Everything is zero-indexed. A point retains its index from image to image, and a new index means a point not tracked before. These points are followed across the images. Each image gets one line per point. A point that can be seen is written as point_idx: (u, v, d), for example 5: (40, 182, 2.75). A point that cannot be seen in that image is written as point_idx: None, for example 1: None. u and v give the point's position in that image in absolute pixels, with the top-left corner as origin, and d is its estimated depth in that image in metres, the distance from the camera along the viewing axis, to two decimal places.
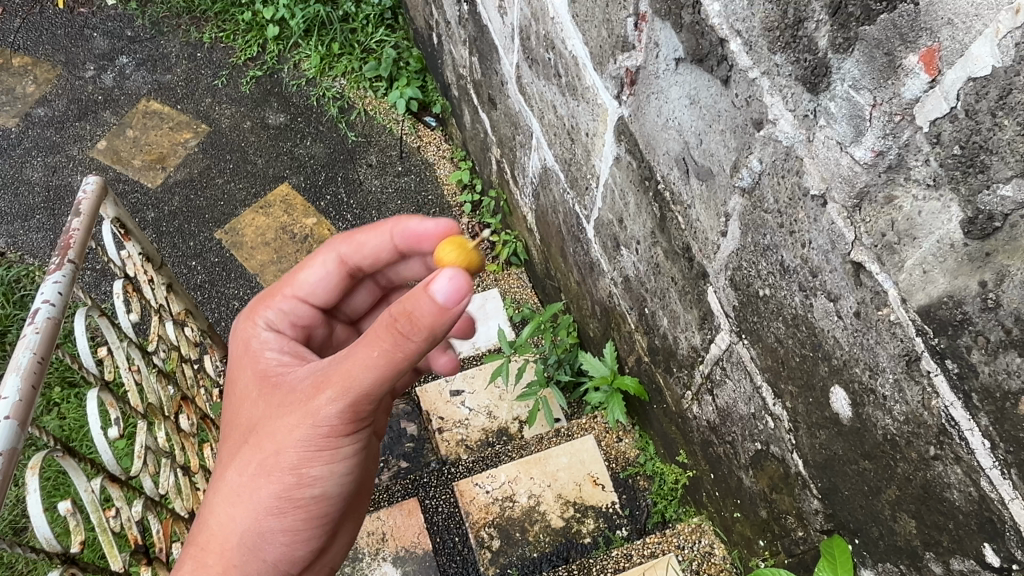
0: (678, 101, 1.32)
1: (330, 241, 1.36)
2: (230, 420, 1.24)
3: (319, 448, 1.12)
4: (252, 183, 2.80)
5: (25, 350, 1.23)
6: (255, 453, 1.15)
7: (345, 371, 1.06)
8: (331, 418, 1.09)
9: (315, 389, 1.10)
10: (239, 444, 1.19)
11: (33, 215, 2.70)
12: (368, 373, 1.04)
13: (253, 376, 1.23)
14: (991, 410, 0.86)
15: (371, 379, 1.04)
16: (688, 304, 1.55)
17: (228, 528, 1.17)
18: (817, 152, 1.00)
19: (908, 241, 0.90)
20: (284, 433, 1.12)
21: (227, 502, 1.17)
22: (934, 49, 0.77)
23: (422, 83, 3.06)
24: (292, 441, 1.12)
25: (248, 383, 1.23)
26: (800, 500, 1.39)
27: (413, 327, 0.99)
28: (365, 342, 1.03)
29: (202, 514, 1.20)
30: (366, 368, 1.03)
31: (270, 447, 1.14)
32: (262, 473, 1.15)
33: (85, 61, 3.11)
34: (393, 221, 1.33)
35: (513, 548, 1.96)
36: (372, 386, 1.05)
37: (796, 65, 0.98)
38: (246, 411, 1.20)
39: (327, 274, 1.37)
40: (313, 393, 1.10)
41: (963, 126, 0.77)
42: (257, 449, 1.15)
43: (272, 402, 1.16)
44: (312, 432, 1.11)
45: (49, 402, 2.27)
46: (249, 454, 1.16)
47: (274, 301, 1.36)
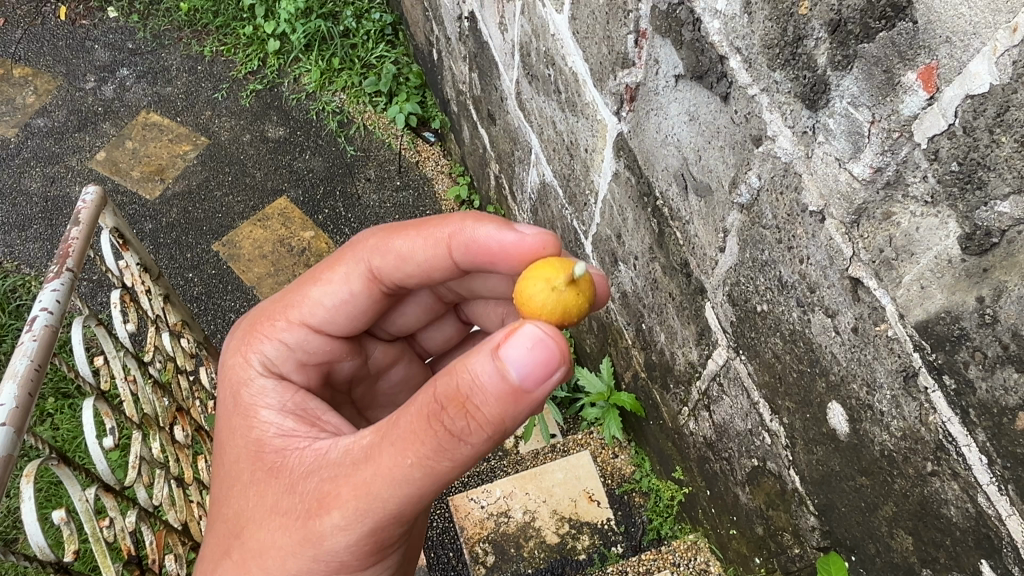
0: (677, 118, 1.33)
1: (361, 246, 1.25)
2: (219, 506, 1.08)
3: (328, 572, 0.98)
4: (250, 196, 2.80)
5: (22, 357, 1.23)
6: (244, 564, 1.01)
7: (364, 485, 0.92)
8: (346, 535, 0.95)
9: (322, 501, 0.95)
10: (228, 551, 1.03)
11: (30, 225, 2.70)
12: (401, 487, 0.91)
13: (248, 447, 1.09)
14: (988, 425, 0.86)
15: (402, 493, 0.92)
16: (686, 320, 1.55)
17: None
18: (816, 168, 1.00)
19: (905, 257, 0.91)
20: (281, 550, 0.98)
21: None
22: (932, 66, 0.78)
23: (422, 99, 3.07)
24: (294, 561, 0.97)
25: (244, 463, 1.07)
26: (796, 517, 1.38)
27: (470, 427, 0.88)
28: (389, 449, 0.91)
29: None
30: (393, 480, 0.91)
31: (262, 564, 0.99)
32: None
33: (86, 73, 3.12)
34: (456, 221, 1.22)
35: (508, 564, 1.95)
36: (399, 502, 0.92)
37: (795, 82, 0.99)
38: (241, 504, 1.04)
39: (353, 293, 1.25)
40: (321, 504, 0.95)
41: (960, 143, 0.78)
42: (245, 559, 1.01)
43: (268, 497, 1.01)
44: (319, 556, 0.96)
45: (42, 413, 2.25)
46: (238, 565, 1.01)
47: (280, 326, 1.22)
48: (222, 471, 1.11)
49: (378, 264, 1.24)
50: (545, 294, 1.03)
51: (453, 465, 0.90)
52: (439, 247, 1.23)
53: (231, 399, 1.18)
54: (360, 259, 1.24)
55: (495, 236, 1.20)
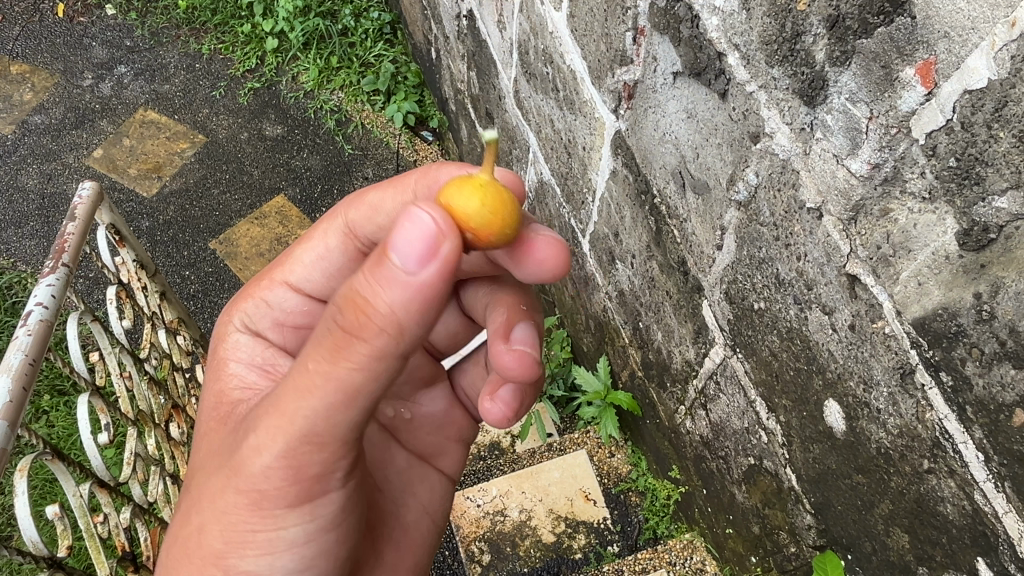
0: (675, 115, 1.33)
1: (341, 202, 1.17)
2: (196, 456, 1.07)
3: (262, 506, 0.89)
4: (248, 194, 2.80)
5: (16, 351, 1.22)
6: (187, 506, 0.95)
7: (279, 405, 0.84)
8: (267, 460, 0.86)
9: (250, 428, 0.88)
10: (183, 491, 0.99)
11: (26, 222, 2.69)
12: (308, 401, 0.81)
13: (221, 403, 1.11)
14: (985, 422, 0.86)
15: (311, 409, 0.81)
16: (683, 318, 1.55)
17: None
18: (814, 165, 1.00)
19: (902, 254, 0.91)
20: (214, 486, 0.91)
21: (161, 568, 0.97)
22: (930, 61, 0.78)
23: (420, 98, 3.07)
24: (225, 498, 0.90)
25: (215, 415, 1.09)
26: (792, 515, 1.38)
27: (364, 326, 0.75)
28: (298, 365, 0.82)
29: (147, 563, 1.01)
30: (300, 396, 0.82)
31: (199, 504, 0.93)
32: (196, 536, 0.92)
33: (83, 70, 3.11)
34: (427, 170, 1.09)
35: (504, 563, 1.94)
36: (310, 422, 0.82)
37: (793, 78, 0.99)
38: (208, 452, 1.02)
39: (330, 250, 1.19)
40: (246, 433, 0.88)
41: (958, 138, 0.78)
42: (189, 501, 0.95)
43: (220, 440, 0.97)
44: (246, 488, 0.88)
45: (37, 410, 2.25)
46: (187, 509, 0.96)
47: (263, 286, 1.22)
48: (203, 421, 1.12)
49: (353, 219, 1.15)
50: (468, 205, 0.81)
51: (359, 372, 0.78)
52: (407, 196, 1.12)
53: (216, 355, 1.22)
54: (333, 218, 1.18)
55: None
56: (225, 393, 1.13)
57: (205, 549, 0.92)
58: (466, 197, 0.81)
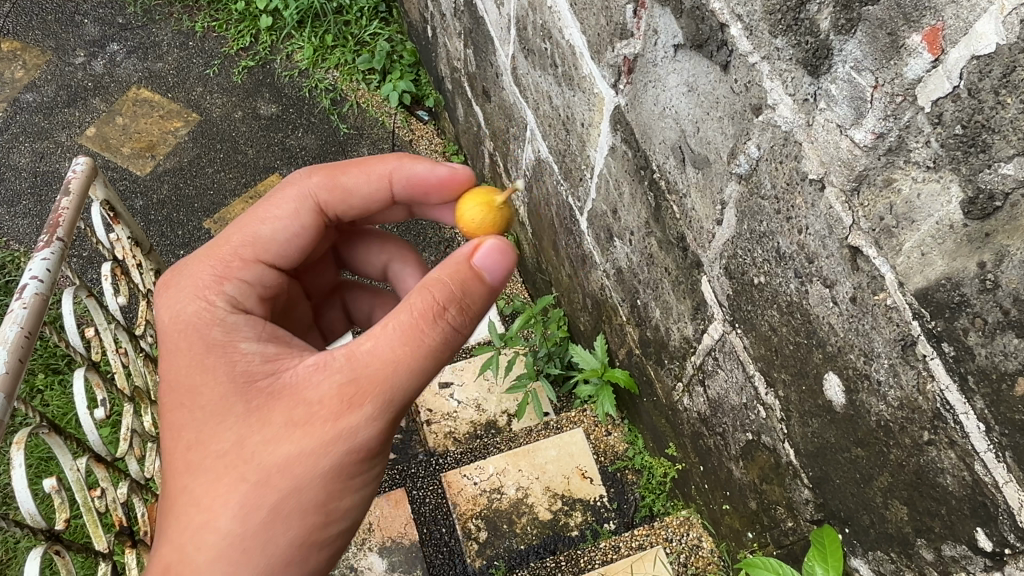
0: (676, 89, 1.32)
1: (306, 182, 1.26)
2: (196, 441, 0.98)
3: (343, 474, 0.99)
4: (242, 173, 2.78)
5: (12, 324, 1.21)
6: (264, 486, 0.95)
7: (383, 377, 0.97)
8: (371, 432, 0.99)
9: (345, 399, 0.97)
10: (233, 477, 0.96)
11: (19, 200, 2.67)
12: (413, 370, 0.99)
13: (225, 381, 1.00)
14: (987, 392, 0.86)
15: (415, 377, 1.00)
16: (682, 295, 1.55)
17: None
18: (817, 136, 0.99)
19: (905, 225, 0.91)
20: (306, 452, 0.96)
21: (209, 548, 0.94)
22: (937, 27, 0.77)
23: (415, 77, 3.05)
24: (324, 460, 0.97)
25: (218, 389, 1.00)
26: (790, 490, 1.38)
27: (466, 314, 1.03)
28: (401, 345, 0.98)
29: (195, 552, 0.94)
30: (411, 369, 0.99)
31: (286, 477, 0.96)
32: (279, 511, 0.96)
33: (75, 47, 3.08)
34: (395, 160, 1.31)
35: (500, 540, 1.94)
36: (413, 388, 1.00)
37: (797, 48, 0.98)
38: (227, 431, 0.97)
39: (303, 228, 1.25)
40: (345, 407, 0.96)
41: (965, 105, 0.77)
42: (264, 480, 0.95)
43: (275, 415, 0.97)
44: (341, 459, 0.98)
45: (32, 388, 2.24)
46: (255, 484, 0.95)
47: (235, 266, 1.16)
48: (186, 408, 1.00)
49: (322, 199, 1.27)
50: (475, 214, 1.27)
51: (451, 349, 1.03)
52: (379, 180, 1.32)
53: (189, 341, 1.05)
54: (303, 193, 1.26)
55: (431, 171, 1.33)
56: (230, 374, 1.01)
57: (287, 522, 0.97)
58: (472, 208, 1.27)
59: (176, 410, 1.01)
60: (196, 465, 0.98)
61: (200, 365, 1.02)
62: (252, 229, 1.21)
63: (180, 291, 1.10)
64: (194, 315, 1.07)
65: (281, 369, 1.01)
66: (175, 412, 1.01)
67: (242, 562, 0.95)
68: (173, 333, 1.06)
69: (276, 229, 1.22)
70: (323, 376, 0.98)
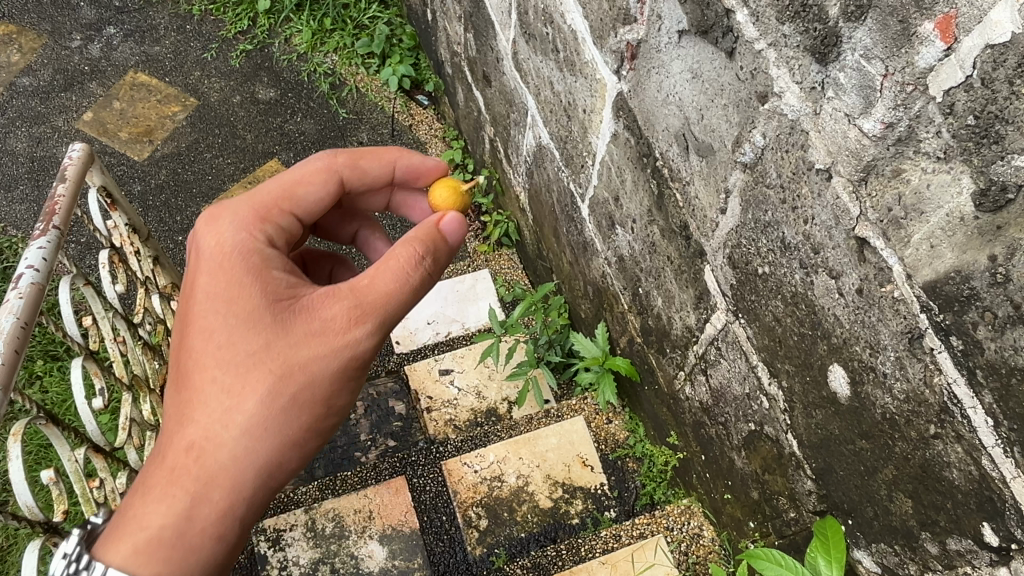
0: (680, 76, 1.30)
1: (337, 159, 1.27)
2: (220, 347, 1.04)
3: (342, 379, 1.10)
4: (240, 158, 2.76)
5: (8, 314, 1.19)
6: (282, 386, 1.05)
7: (385, 300, 1.08)
8: (370, 346, 1.10)
9: (354, 316, 1.07)
10: (256, 377, 1.04)
11: (16, 185, 2.65)
12: (406, 299, 1.11)
13: (252, 298, 1.05)
14: (995, 387, 0.85)
15: (406, 303, 1.12)
16: (684, 284, 1.53)
17: (233, 461, 1.04)
18: (824, 125, 0.98)
19: (914, 216, 0.89)
20: (321, 359, 1.06)
21: (234, 432, 1.03)
22: (951, 15, 0.75)
23: (415, 61, 3.02)
24: (332, 365, 1.07)
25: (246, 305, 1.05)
26: (793, 481, 1.37)
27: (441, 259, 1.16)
28: (399, 277, 1.09)
29: (214, 439, 1.03)
30: (405, 295, 1.10)
31: (301, 381, 1.06)
32: (292, 404, 1.06)
33: (71, 31, 3.04)
34: (398, 151, 1.38)
35: (501, 528, 1.93)
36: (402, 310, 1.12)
37: (804, 35, 0.96)
38: (249, 340, 1.04)
39: (327, 196, 1.26)
40: (352, 323, 1.07)
41: (978, 95, 0.76)
42: (283, 382, 1.05)
43: (296, 328, 1.05)
44: (344, 366, 1.08)
45: (31, 374, 2.23)
46: (275, 384, 1.04)
47: (271, 215, 1.16)
48: (213, 318, 1.05)
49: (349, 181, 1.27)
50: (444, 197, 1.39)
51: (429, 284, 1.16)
52: (386, 166, 1.37)
53: (222, 269, 1.07)
54: (330, 169, 1.26)
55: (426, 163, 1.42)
56: (254, 291, 1.06)
57: (298, 413, 1.07)
58: (441, 192, 1.40)
59: (201, 321, 1.06)
60: (225, 363, 1.04)
61: (233, 281, 1.06)
62: (284, 185, 1.20)
63: (217, 222, 1.12)
64: (237, 242, 1.09)
65: (300, 292, 1.09)
66: (205, 319, 1.05)
67: (259, 444, 1.05)
68: (215, 257, 1.08)
69: (312, 194, 1.22)
70: (334, 298, 1.08)
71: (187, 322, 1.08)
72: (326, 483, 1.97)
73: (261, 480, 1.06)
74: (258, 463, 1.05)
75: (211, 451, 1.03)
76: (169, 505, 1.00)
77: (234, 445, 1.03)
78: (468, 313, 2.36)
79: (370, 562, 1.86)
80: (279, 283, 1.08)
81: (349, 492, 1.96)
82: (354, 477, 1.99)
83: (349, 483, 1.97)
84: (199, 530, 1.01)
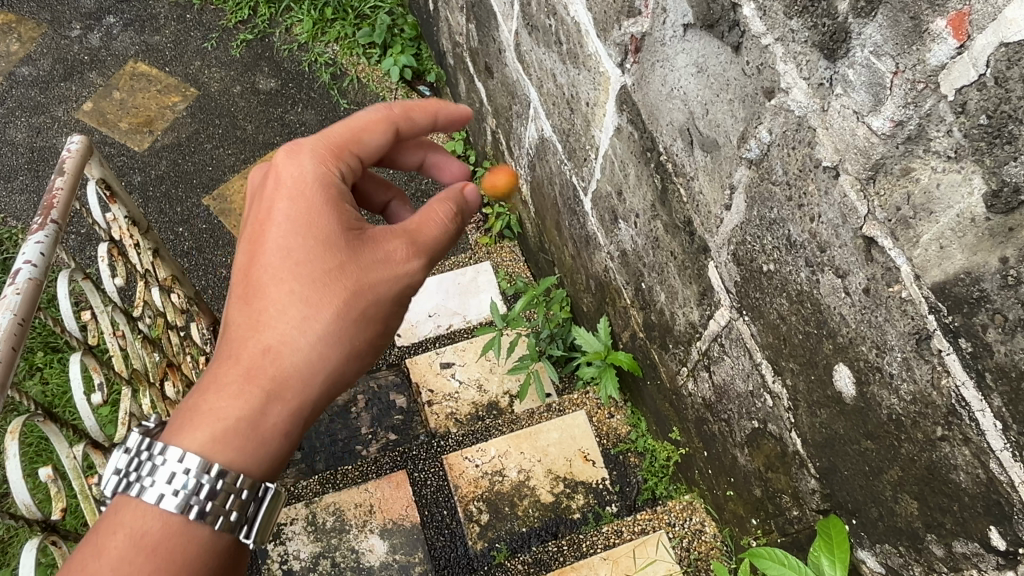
0: (684, 70, 1.28)
1: (397, 110, 1.23)
2: (296, 262, 1.06)
3: (389, 308, 1.13)
4: (241, 149, 2.74)
5: (5, 311, 1.18)
6: (347, 307, 1.06)
7: (428, 241, 1.15)
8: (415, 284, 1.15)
9: (408, 250, 1.12)
10: (329, 292, 1.05)
11: (16, 176, 2.63)
12: (441, 248, 1.18)
13: (324, 222, 1.08)
14: (1005, 391, 0.83)
15: (440, 250, 1.19)
16: (688, 279, 1.52)
17: (303, 369, 1.04)
18: (832, 122, 0.96)
19: (923, 216, 0.88)
20: (379, 283, 1.09)
21: (306, 343, 1.04)
22: (964, 12, 0.73)
23: (417, 52, 3.00)
24: (386, 293, 1.10)
25: (322, 228, 1.07)
26: (796, 479, 1.36)
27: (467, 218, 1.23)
28: (439, 221, 1.16)
29: (285, 348, 1.03)
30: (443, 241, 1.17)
31: (365, 302, 1.08)
32: (354, 326, 1.08)
33: (71, 20, 3.02)
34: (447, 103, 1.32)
35: (502, 523, 1.93)
36: (436, 258, 1.19)
37: (813, 30, 0.94)
38: (323, 260, 1.06)
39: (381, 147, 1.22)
40: (407, 258, 1.12)
41: (991, 95, 0.74)
42: (350, 300, 1.06)
43: (362, 254, 1.09)
44: (395, 299, 1.12)
45: (31, 366, 2.21)
46: (341, 303, 1.06)
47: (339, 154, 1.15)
48: (292, 236, 1.06)
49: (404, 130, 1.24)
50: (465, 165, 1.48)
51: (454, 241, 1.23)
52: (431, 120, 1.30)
53: (299, 195, 1.08)
54: (387, 119, 1.22)
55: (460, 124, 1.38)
56: (325, 214, 1.08)
57: (357, 333, 1.08)
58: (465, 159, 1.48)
59: (278, 238, 1.07)
60: (298, 277, 1.05)
61: (309, 204, 1.08)
62: (349, 127, 1.18)
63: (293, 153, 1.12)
64: (312, 173, 1.10)
65: (361, 226, 1.12)
66: (279, 235, 1.07)
67: (326, 357, 1.06)
68: (295, 186, 1.09)
69: (373, 140, 1.20)
70: (392, 236, 1.12)
71: (258, 240, 1.09)
72: (327, 477, 1.97)
73: (318, 397, 1.06)
74: (324, 376, 1.06)
75: (282, 358, 1.03)
76: (242, 406, 0.99)
77: (307, 353, 1.04)
78: (470, 306, 2.35)
79: (371, 556, 1.86)
80: (348, 210, 1.11)
81: (350, 486, 1.95)
82: (354, 471, 1.98)
83: (349, 477, 1.97)
84: (266, 433, 1.01)
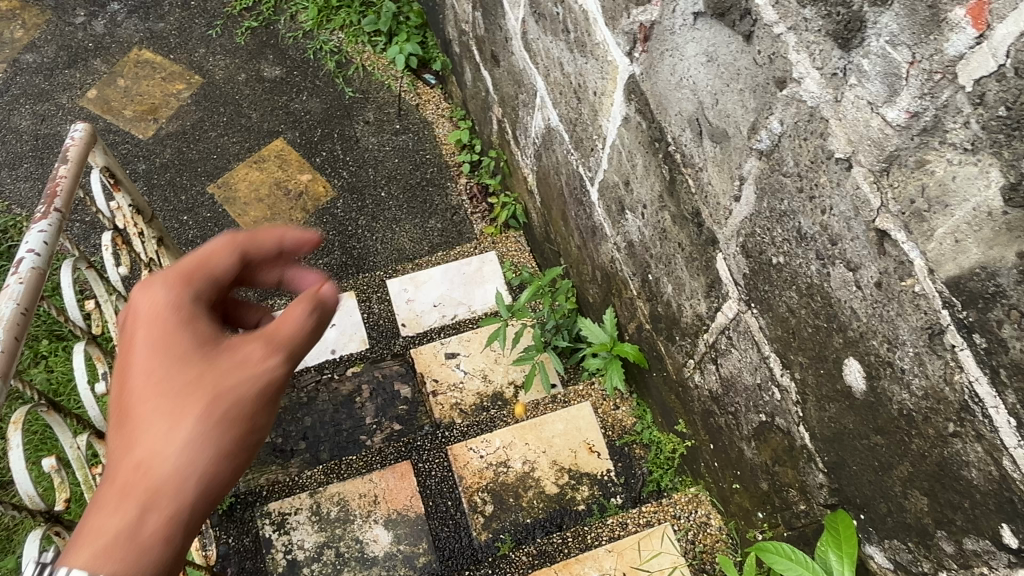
0: (694, 59, 1.26)
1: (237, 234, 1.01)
2: (148, 380, 0.83)
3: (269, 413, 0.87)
4: (246, 137, 2.72)
5: (8, 300, 1.17)
6: (212, 411, 0.82)
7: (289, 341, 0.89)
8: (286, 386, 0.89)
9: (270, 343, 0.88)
10: (189, 399, 0.81)
11: (20, 163, 2.63)
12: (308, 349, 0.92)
13: (175, 334, 0.86)
14: (1019, 387, 0.82)
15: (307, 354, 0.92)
16: (696, 271, 1.51)
17: (174, 480, 0.78)
18: (845, 113, 0.95)
19: (938, 209, 0.86)
20: (244, 387, 0.84)
21: (173, 452, 0.79)
22: (984, 0, 0.72)
23: (422, 40, 2.97)
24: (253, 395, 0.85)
25: (170, 339, 0.85)
26: (804, 473, 1.35)
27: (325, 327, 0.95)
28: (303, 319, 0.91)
29: (146, 468, 0.78)
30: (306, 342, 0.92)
31: (231, 404, 0.83)
32: (227, 432, 0.82)
33: (75, 7, 3.01)
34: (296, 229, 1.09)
35: (506, 514, 1.92)
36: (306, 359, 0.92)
37: (827, 19, 0.93)
38: (178, 368, 0.83)
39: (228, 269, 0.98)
40: (268, 353, 0.87)
41: (1010, 86, 0.73)
42: (217, 403, 0.82)
43: (219, 357, 0.85)
44: (266, 401, 0.86)
45: (36, 354, 2.21)
46: (204, 410, 0.82)
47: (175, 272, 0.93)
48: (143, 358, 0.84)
49: (251, 252, 1.02)
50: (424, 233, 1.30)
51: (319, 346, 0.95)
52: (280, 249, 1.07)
53: (138, 321, 0.87)
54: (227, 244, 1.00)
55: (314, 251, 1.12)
56: (174, 325, 0.86)
57: (230, 436, 0.83)
58: None
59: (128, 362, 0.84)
60: (154, 393, 0.82)
61: (162, 327, 0.86)
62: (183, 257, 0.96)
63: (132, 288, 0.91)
64: (165, 295, 0.89)
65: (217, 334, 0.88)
66: (130, 359, 0.84)
67: (197, 470, 0.80)
68: (137, 317, 0.87)
69: (221, 263, 0.97)
70: (248, 337, 0.88)
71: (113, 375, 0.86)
72: (331, 467, 1.96)
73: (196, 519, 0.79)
74: (203, 480, 0.80)
75: (146, 472, 0.78)
76: (114, 523, 0.74)
77: (175, 464, 0.79)
78: (475, 296, 2.34)
79: (375, 546, 1.86)
80: (203, 324, 0.89)
81: (354, 476, 1.95)
82: (359, 461, 1.98)
83: (354, 467, 1.96)
84: (145, 547, 0.74)
